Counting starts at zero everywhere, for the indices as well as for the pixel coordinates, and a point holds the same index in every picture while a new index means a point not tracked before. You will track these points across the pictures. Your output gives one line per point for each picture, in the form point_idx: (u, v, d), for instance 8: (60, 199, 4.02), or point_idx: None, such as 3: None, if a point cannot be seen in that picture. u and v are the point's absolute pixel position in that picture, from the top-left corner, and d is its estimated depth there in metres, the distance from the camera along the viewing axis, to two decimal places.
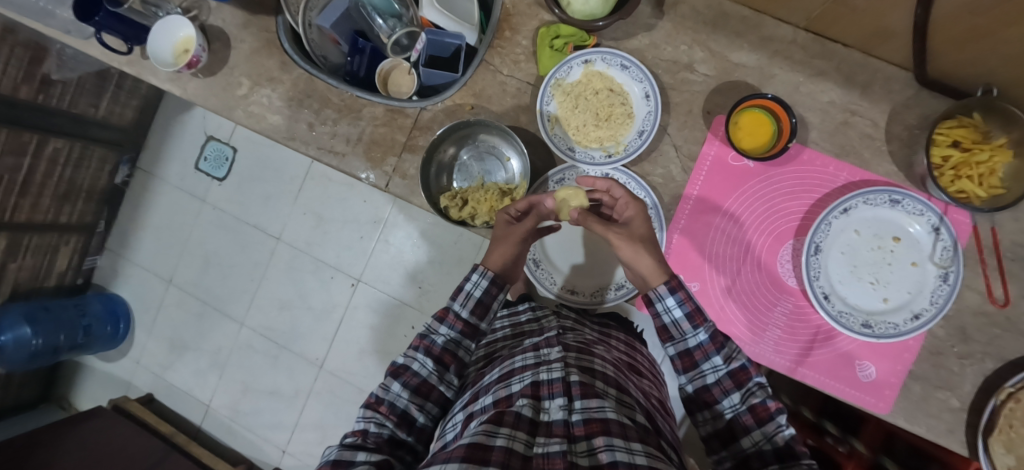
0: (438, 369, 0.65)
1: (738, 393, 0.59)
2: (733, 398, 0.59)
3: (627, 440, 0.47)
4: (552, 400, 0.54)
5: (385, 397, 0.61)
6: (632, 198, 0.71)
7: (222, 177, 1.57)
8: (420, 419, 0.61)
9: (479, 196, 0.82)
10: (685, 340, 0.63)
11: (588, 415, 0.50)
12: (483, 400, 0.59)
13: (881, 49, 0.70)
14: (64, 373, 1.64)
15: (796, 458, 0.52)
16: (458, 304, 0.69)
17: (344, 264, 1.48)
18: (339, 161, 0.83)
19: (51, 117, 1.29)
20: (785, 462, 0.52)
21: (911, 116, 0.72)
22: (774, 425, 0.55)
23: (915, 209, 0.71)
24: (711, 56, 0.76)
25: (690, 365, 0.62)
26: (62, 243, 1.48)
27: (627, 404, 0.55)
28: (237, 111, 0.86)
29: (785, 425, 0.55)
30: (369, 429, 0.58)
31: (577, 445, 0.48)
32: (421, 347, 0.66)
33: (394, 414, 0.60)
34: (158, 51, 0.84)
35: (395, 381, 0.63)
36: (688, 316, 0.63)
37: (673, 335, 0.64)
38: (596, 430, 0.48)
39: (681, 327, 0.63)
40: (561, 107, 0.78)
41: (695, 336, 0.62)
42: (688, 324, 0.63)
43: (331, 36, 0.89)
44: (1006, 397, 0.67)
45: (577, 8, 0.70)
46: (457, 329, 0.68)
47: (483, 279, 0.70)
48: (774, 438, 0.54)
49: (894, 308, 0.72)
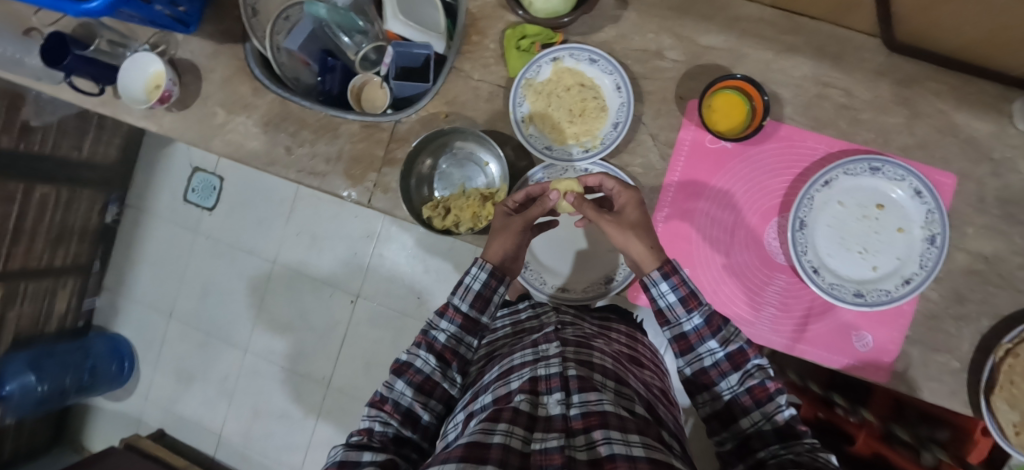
0: (441, 365, 0.65)
1: (736, 374, 0.59)
2: (731, 380, 0.59)
3: (625, 432, 0.47)
4: (550, 395, 0.54)
5: (389, 396, 0.62)
6: (626, 186, 0.70)
7: (212, 206, 1.57)
8: (424, 417, 0.61)
9: (461, 203, 0.79)
10: (680, 324, 0.63)
11: (587, 409, 0.50)
12: (483, 399, 0.59)
13: (849, 17, 0.70)
14: (74, 414, 1.64)
15: (797, 437, 0.53)
16: (457, 298, 0.69)
17: (341, 280, 1.48)
18: (320, 182, 0.83)
19: (35, 163, 1.29)
20: (785, 440, 0.53)
21: (885, 82, 0.72)
22: (773, 405, 0.55)
23: (896, 175, 0.70)
24: (680, 41, 0.76)
25: (686, 348, 0.62)
26: (58, 286, 1.48)
27: (626, 396, 0.56)
28: (214, 141, 0.86)
29: (784, 405, 0.55)
30: (375, 428, 0.58)
31: (575, 439, 0.48)
32: (422, 344, 0.66)
33: (398, 412, 0.60)
34: (130, 89, 0.85)
35: (399, 379, 0.63)
36: (682, 300, 0.62)
37: (669, 319, 0.64)
38: (594, 423, 0.48)
39: (676, 312, 0.63)
40: (535, 106, 0.77)
41: (690, 320, 0.62)
42: (682, 307, 0.62)
43: (300, 58, 0.86)
44: (1005, 353, 0.67)
45: (539, 7, 0.71)
46: (457, 323, 0.68)
47: (482, 271, 0.70)
48: (773, 418, 0.55)
49: (885, 275, 0.72)
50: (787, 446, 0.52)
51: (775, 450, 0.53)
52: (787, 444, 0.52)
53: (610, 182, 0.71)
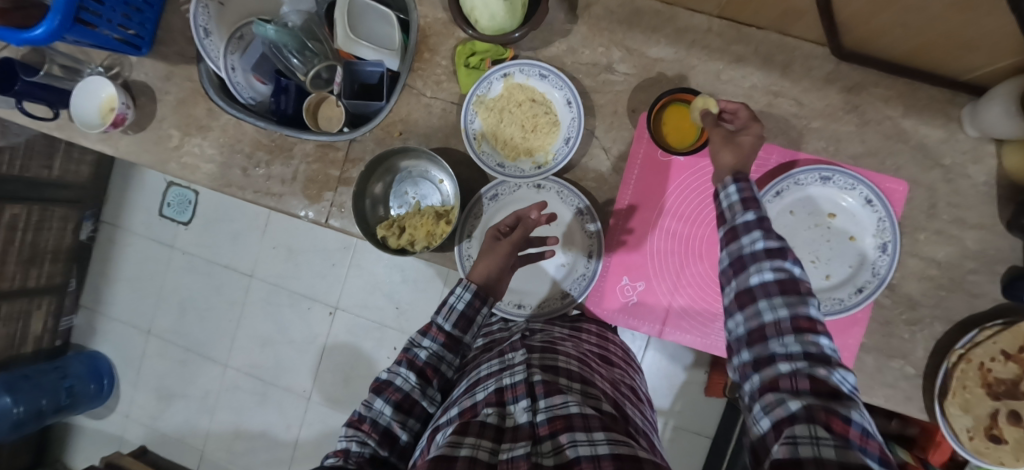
0: (421, 383, 0.60)
1: (768, 261, 0.53)
2: (762, 266, 0.53)
3: (590, 431, 0.45)
4: (517, 403, 0.52)
5: (367, 414, 0.56)
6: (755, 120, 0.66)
7: (188, 220, 1.56)
8: (403, 436, 0.56)
9: (416, 221, 0.78)
10: (734, 220, 0.58)
11: (552, 413, 0.48)
12: (450, 413, 0.55)
13: (794, 27, 0.70)
14: (55, 435, 1.63)
15: (813, 331, 0.48)
16: (440, 318, 0.65)
17: (318, 293, 1.48)
18: (277, 202, 0.82)
19: (4, 184, 1.26)
20: (800, 333, 0.48)
21: (833, 91, 0.73)
22: (802, 303, 0.50)
23: (846, 184, 0.71)
24: (629, 54, 0.76)
25: (730, 237, 0.58)
26: (33, 306, 1.47)
27: (592, 396, 0.53)
28: (170, 164, 0.86)
29: (812, 303, 0.50)
30: (351, 448, 0.52)
31: (542, 445, 0.46)
32: (402, 361, 0.62)
33: (376, 431, 0.54)
34: (83, 113, 0.84)
35: (378, 397, 0.58)
36: (743, 200, 0.59)
37: (726, 217, 0.60)
38: (559, 427, 0.46)
39: (733, 210, 0.59)
40: (486, 123, 0.77)
41: (743, 217, 0.58)
42: (741, 206, 0.58)
43: (254, 78, 0.88)
44: (958, 358, 0.67)
45: (486, 25, 0.70)
46: (439, 342, 0.64)
47: (467, 291, 0.66)
48: (796, 309, 0.50)
49: (839, 284, 0.72)
50: (804, 346, 0.47)
51: (788, 341, 0.48)
52: (802, 338, 0.48)
53: (744, 112, 0.66)
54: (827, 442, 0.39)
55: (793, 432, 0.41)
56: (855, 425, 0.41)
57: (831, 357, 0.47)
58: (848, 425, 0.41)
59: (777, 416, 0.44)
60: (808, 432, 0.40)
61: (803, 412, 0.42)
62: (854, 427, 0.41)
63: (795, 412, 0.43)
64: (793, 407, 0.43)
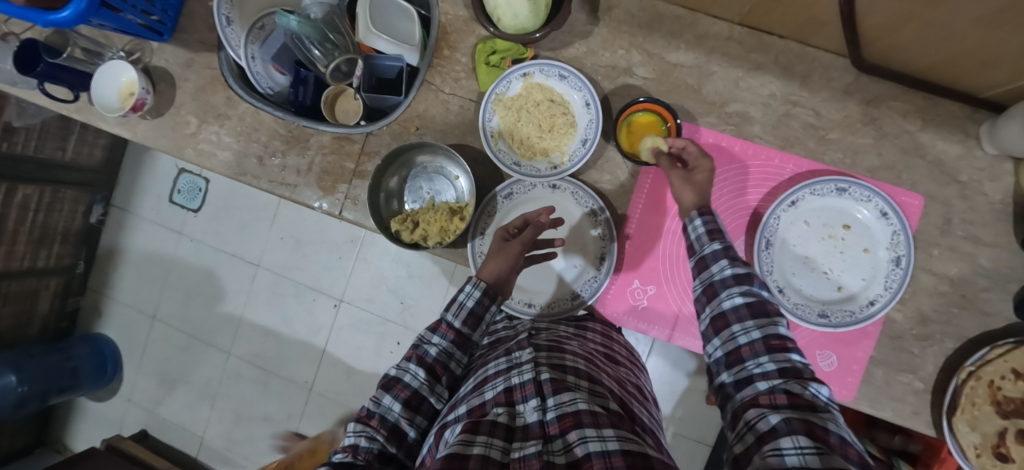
0: (430, 379, 0.60)
1: (738, 287, 0.55)
2: (733, 291, 0.55)
3: (599, 428, 0.45)
4: (526, 403, 0.52)
5: (376, 411, 0.56)
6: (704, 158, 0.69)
7: (197, 208, 1.57)
8: (410, 433, 0.56)
9: (429, 217, 0.79)
10: (702, 252, 0.61)
11: (562, 411, 0.48)
12: (458, 410, 0.55)
13: (815, 37, 0.70)
14: (56, 415, 1.64)
15: (785, 350, 0.49)
16: (449, 314, 0.65)
17: (324, 285, 1.48)
18: (291, 192, 0.83)
19: (17, 164, 1.27)
20: (774, 352, 0.49)
21: (853, 103, 0.73)
22: (771, 322, 0.52)
23: (862, 196, 0.71)
24: (649, 58, 0.76)
25: (700, 266, 0.60)
26: (41, 287, 1.48)
27: (600, 395, 0.53)
28: (187, 150, 0.86)
29: (782, 323, 0.52)
30: (359, 444, 0.52)
31: (553, 443, 0.46)
32: (412, 357, 0.61)
33: (384, 427, 0.54)
34: (103, 96, 0.85)
35: (387, 393, 0.57)
36: (710, 232, 0.61)
37: (694, 249, 0.63)
38: (569, 425, 0.46)
39: (701, 241, 0.62)
40: (503, 121, 0.77)
41: (710, 247, 0.60)
42: (708, 237, 0.61)
43: (272, 68, 0.87)
44: (967, 375, 0.67)
45: (508, 23, 0.70)
46: (449, 339, 0.64)
47: (475, 289, 0.67)
48: (767, 330, 0.51)
49: (850, 295, 0.72)
50: (778, 364, 0.48)
51: (763, 360, 0.49)
52: (776, 357, 0.49)
53: (694, 150, 0.69)
54: (811, 450, 0.39)
55: (779, 445, 0.40)
56: (832, 434, 0.41)
57: (806, 371, 0.48)
58: (826, 433, 0.41)
59: (759, 431, 0.43)
60: (795, 444, 0.40)
61: (783, 424, 0.42)
62: (831, 435, 0.41)
63: (775, 425, 0.42)
64: (774, 421, 0.43)
